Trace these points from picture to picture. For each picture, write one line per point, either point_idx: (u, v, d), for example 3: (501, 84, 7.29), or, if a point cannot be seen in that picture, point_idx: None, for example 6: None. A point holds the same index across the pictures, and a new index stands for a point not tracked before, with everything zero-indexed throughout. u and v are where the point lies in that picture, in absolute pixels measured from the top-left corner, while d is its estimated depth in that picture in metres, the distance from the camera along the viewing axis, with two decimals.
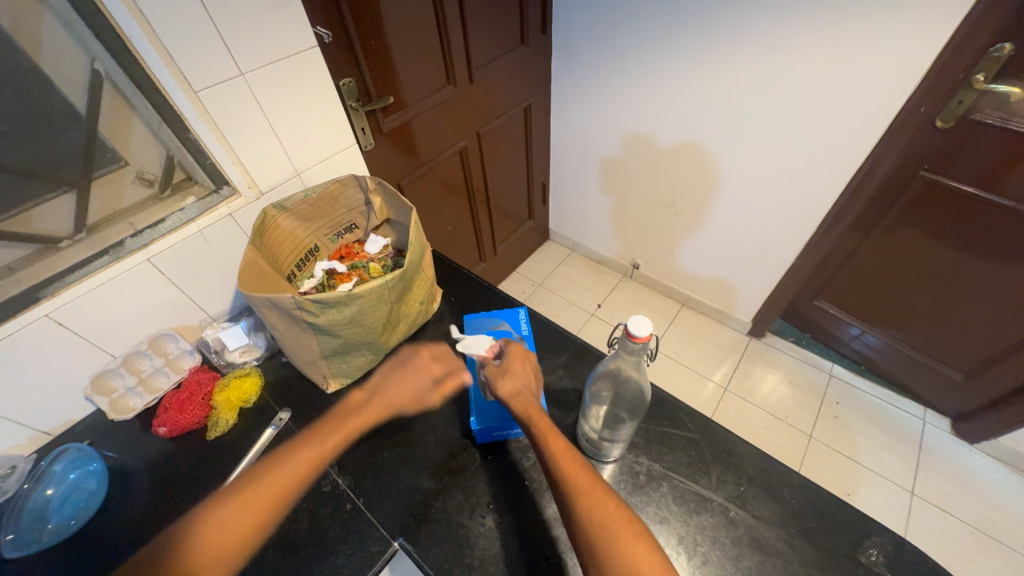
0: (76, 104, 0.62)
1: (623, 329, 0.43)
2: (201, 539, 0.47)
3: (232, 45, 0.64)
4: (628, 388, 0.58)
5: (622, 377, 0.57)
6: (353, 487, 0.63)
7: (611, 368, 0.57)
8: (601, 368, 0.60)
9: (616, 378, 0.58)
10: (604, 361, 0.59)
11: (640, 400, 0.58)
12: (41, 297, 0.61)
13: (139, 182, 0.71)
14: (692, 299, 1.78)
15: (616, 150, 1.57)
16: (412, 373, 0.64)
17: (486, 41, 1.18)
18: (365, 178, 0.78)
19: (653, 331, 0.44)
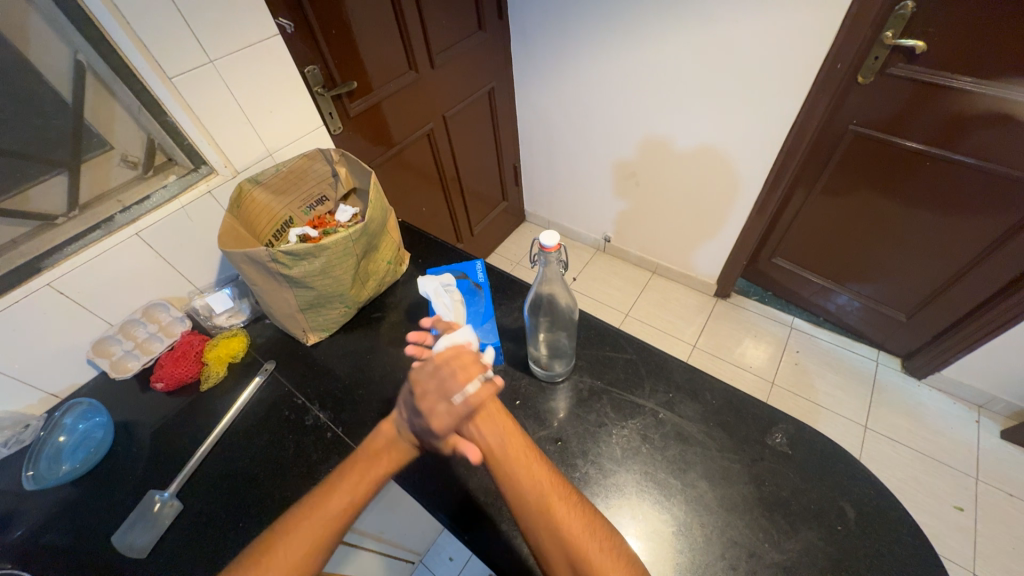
0: (63, 93, 0.69)
1: (537, 244, 0.54)
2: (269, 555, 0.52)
3: (200, 34, 0.71)
4: (560, 310, 0.69)
5: (551, 300, 0.67)
6: (333, 419, 0.71)
7: (546, 293, 0.66)
8: (534, 296, 0.68)
9: (551, 302, 0.67)
10: (535, 289, 0.67)
11: (571, 317, 0.69)
12: (43, 267, 0.68)
13: (124, 164, 0.78)
14: (661, 266, 1.88)
15: (579, 129, 1.66)
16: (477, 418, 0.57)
17: (444, 28, 1.25)
18: (329, 151, 0.87)
19: (561, 241, 0.55)
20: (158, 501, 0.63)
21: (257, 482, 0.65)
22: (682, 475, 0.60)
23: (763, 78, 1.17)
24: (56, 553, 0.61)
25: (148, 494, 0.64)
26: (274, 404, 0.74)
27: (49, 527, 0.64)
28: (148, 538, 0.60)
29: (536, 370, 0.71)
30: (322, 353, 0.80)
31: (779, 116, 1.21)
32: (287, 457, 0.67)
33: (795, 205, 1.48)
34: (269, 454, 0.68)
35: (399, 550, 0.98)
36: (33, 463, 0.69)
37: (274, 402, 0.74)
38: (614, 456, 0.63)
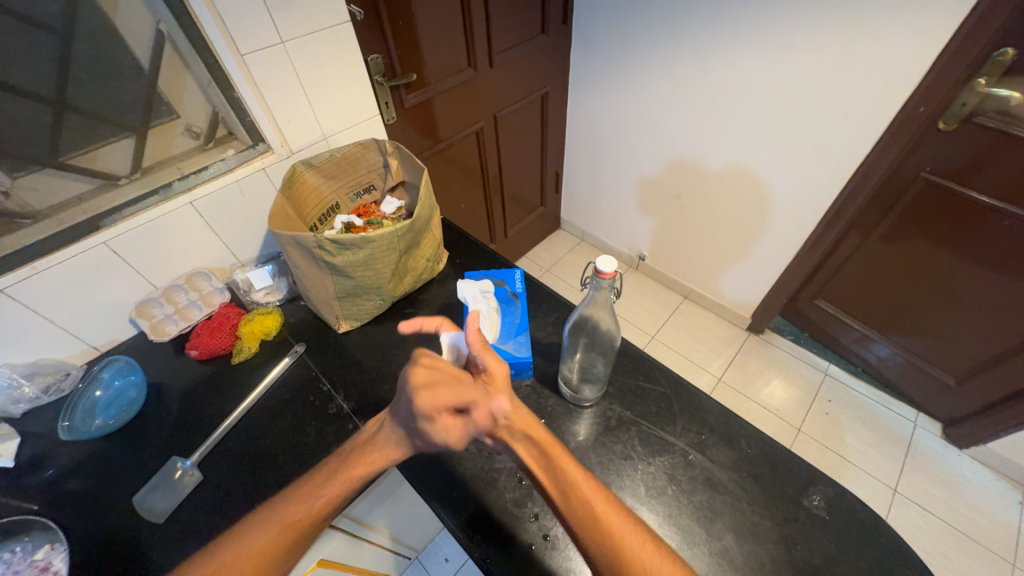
0: (141, 59, 0.70)
1: (593, 268, 0.51)
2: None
3: (276, 16, 0.72)
4: (602, 334, 0.67)
5: (595, 324, 0.64)
6: (357, 411, 0.71)
7: (585, 315, 0.64)
8: (575, 317, 0.67)
9: (591, 326, 0.66)
10: (578, 309, 0.65)
11: (611, 344, 0.67)
12: (101, 226, 0.70)
13: (187, 134, 0.79)
14: (694, 292, 1.82)
15: (627, 143, 1.62)
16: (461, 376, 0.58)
17: (507, 28, 1.25)
18: (383, 142, 0.86)
19: (618, 269, 0.52)
20: (179, 467, 0.65)
21: (276, 465, 0.65)
22: (708, 524, 0.57)
23: (836, 113, 1.10)
24: (79, 507, 0.63)
25: (171, 459, 0.66)
26: (298, 387, 0.74)
27: (76, 476, 0.65)
28: (167, 503, 0.62)
29: (565, 391, 0.69)
30: (352, 343, 0.80)
31: (846, 154, 1.15)
32: (307, 443, 0.67)
33: (847, 248, 1.40)
34: (290, 437, 0.68)
35: (397, 545, 0.98)
36: (70, 414, 0.71)
37: (300, 386, 0.74)
38: (637, 493, 0.60)
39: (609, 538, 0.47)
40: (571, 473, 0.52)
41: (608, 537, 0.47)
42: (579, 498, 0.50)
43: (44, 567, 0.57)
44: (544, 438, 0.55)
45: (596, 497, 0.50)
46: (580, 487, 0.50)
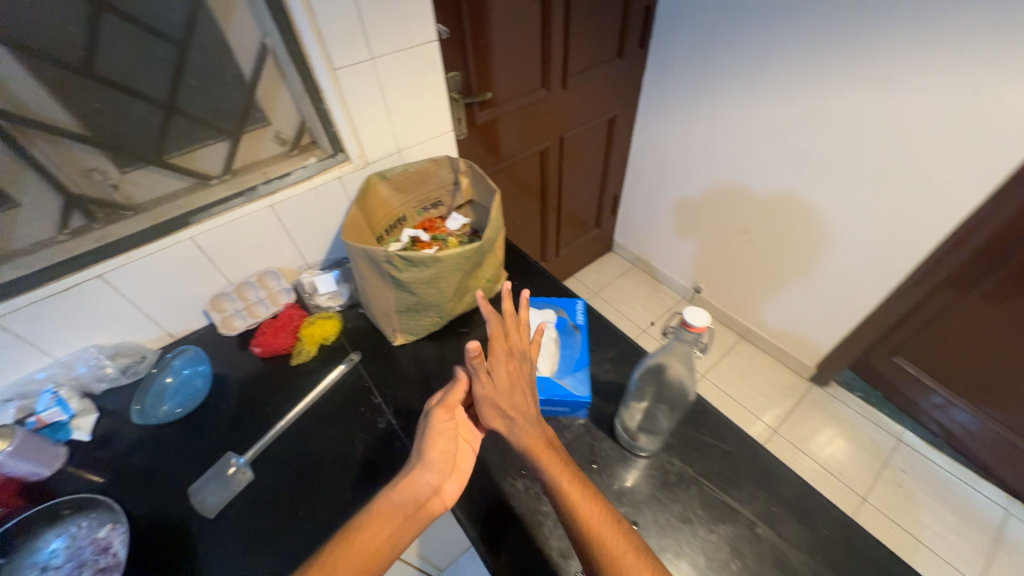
0: (244, 69, 0.74)
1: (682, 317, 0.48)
2: None
3: (370, 33, 0.74)
4: (672, 385, 0.65)
5: (671, 374, 0.62)
6: (404, 429, 0.70)
7: (658, 363, 0.63)
8: (646, 363, 0.65)
9: (661, 376, 0.65)
10: (651, 356, 0.64)
11: (681, 397, 0.65)
12: (191, 222, 0.74)
13: (275, 140, 0.83)
14: (752, 333, 1.70)
15: (692, 172, 1.56)
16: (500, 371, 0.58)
17: (584, 50, 1.24)
18: (457, 160, 0.84)
19: (708, 324, 0.48)
20: (233, 463, 0.66)
21: (322, 474, 0.65)
22: None
23: (940, 160, 0.99)
24: (141, 489, 0.65)
25: (227, 453, 0.68)
26: (350, 396, 0.75)
27: (142, 458, 0.69)
28: (219, 498, 0.63)
29: (620, 429, 0.65)
30: (405, 357, 0.80)
31: (950, 204, 1.03)
32: (354, 456, 0.67)
33: (934, 306, 1.22)
34: (339, 448, 0.68)
35: (424, 563, 0.96)
36: (141, 397, 0.75)
37: (352, 395, 0.75)
38: (696, 564, 0.55)
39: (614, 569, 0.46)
40: (577, 500, 0.50)
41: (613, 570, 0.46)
42: (585, 524, 0.49)
43: (104, 546, 0.59)
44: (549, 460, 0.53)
45: (582, 499, 0.51)
46: (586, 515, 0.49)
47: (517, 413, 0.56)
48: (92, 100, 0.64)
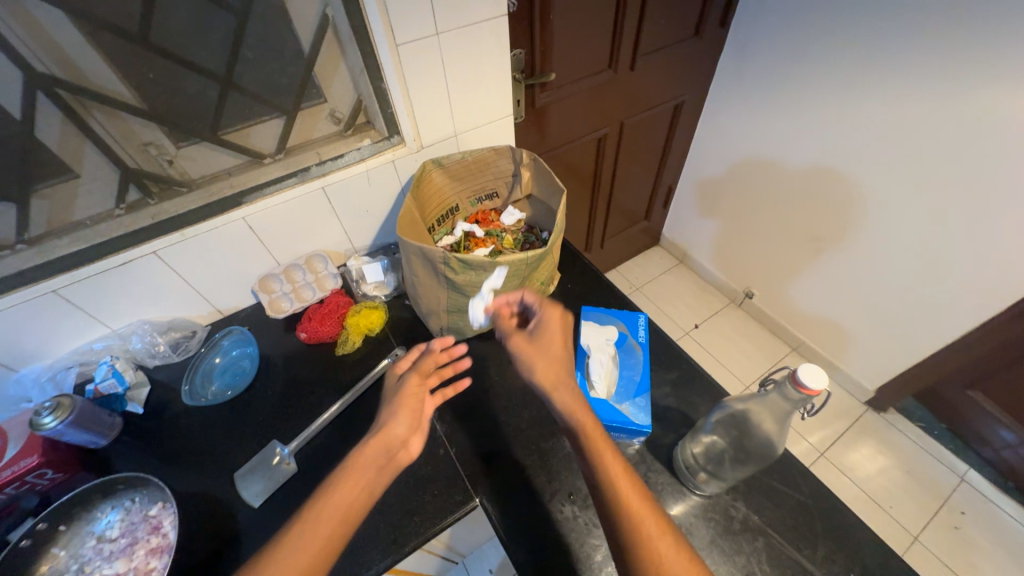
0: (302, 42, 0.69)
1: (797, 373, 0.48)
2: None
3: (436, 4, 0.67)
4: (755, 443, 0.57)
5: (754, 426, 0.56)
6: (449, 436, 0.68)
7: (741, 411, 0.57)
8: (728, 408, 0.59)
9: (743, 425, 0.58)
10: (735, 403, 0.58)
11: (761, 457, 0.57)
12: (243, 202, 0.71)
13: (331, 119, 0.79)
14: (805, 347, 1.57)
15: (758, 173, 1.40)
16: (547, 327, 0.58)
17: (659, 28, 1.11)
18: (520, 151, 0.78)
19: (824, 387, 0.47)
20: (278, 453, 0.66)
21: None
22: None
23: None
24: (190, 470, 0.66)
25: (271, 442, 0.67)
26: None
27: (192, 438, 0.69)
28: (263, 487, 0.63)
29: (679, 458, 0.61)
30: None
31: None
32: None
33: None
34: None
35: (452, 555, 0.96)
36: (191, 377, 0.75)
37: None
38: None
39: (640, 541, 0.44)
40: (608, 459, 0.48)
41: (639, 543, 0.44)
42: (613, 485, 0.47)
43: (156, 525, 0.60)
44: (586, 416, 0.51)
45: (615, 466, 0.48)
46: (616, 478, 0.47)
47: (556, 362, 0.55)
48: (150, 71, 0.61)
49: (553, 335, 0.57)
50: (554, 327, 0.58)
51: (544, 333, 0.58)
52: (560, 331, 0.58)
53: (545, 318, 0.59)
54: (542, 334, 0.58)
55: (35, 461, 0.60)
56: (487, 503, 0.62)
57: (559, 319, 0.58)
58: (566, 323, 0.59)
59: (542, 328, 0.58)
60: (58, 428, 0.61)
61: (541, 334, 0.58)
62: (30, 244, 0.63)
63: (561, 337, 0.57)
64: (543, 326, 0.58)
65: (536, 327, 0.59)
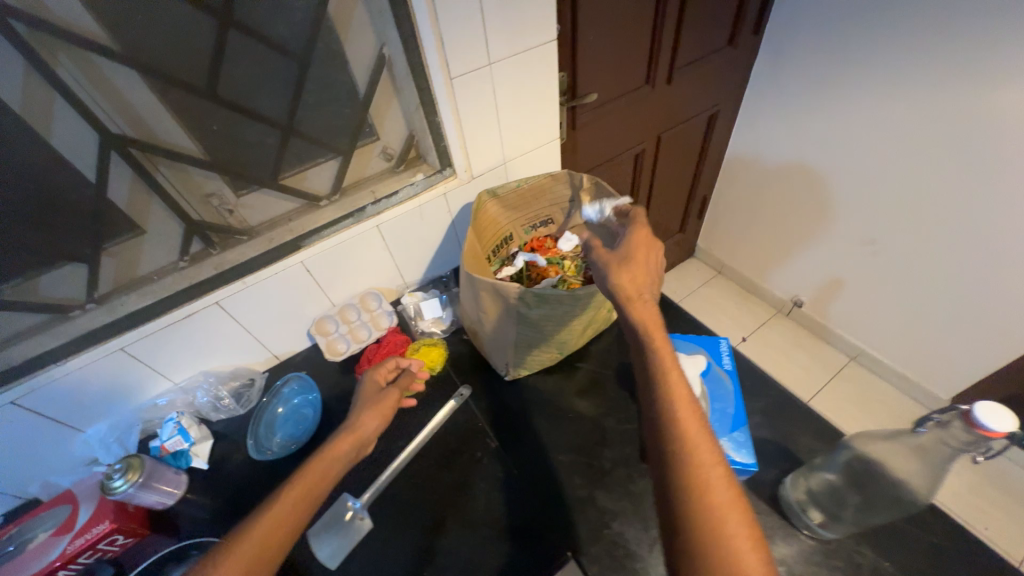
0: (358, 83, 0.69)
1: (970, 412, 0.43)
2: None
3: (490, 36, 0.66)
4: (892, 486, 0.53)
5: (884, 474, 0.52)
6: (529, 481, 0.63)
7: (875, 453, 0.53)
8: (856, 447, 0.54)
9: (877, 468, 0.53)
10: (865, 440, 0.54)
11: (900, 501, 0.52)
12: (303, 245, 0.70)
13: (382, 156, 0.78)
14: (866, 355, 1.49)
15: (803, 178, 1.35)
16: (638, 252, 0.53)
17: (695, 40, 1.09)
18: (578, 176, 0.76)
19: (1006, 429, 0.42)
20: (350, 508, 0.62)
21: (444, 528, 0.60)
22: None
23: None
24: None
25: (341, 495, 0.63)
26: (464, 438, 0.69)
27: (259, 494, 0.66)
28: (338, 548, 0.59)
29: (789, 496, 0.56)
30: (518, 393, 0.73)
31: None
32: (477, 511, 0.61)
33: None
34: (461, 500, 0.63)
35: None
36: (254, 430, 0.73)
37: (467, 436, 0.69)
38: None
39: (687, 457, 0.38)
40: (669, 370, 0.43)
41: (684, 460, 0.38)
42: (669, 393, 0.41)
43: None
44: (655, 326, 0.46)
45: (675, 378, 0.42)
46: (675, 389, 0.42)
47: (641, 280, 0.50)
48: (214, 122, 0.61)
49: (643, 259, 0.52)
50: (648, 252, 0.54)
51: (629, 257, 0.53)
52: (647, 260, 0.53)
53: (637, 243, 0.54)
54: (631, 255, 0.53)
55: (108, 527, 0.58)
56: (571, 549, 0.57)
57: (653, 249, 0.54)
58: (657, 255, 0.54)
59: (630, 250, 0.53)
60: (129, 491, 0.60)
61: (627, 252, 0.53)
62: (99, 303, 0.62)
63: (650, 266, 0.52)
64: (634, 248, 0.53)
65: (625, 249, 0.54)
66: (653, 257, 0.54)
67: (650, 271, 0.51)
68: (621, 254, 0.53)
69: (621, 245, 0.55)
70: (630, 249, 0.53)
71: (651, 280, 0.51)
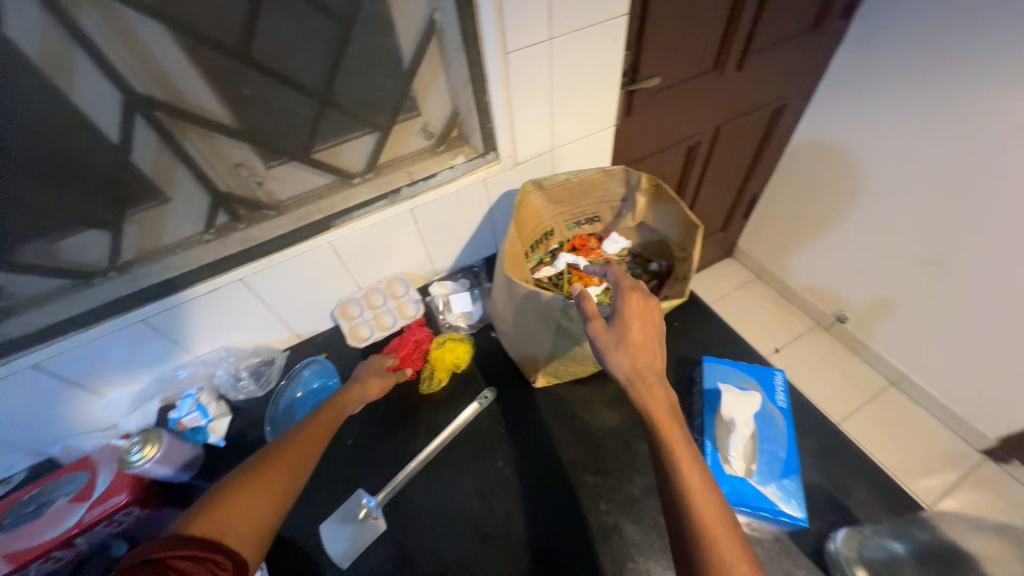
0: (404, 53, 0.62)
1: None
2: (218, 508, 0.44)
3: (554, 5, 0.58)
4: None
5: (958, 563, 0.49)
6: (553, 499, 0.60)
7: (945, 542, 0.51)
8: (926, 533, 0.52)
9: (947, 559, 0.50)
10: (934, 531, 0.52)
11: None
12: (333, 225, 0.66)
13: (422, 134, 0.72)
14: (908, 382, 1.40)
15: (864, 190, 1.23)
16: (636, 319, 0.47)
17: (775, 22, 0.97)
18: (636, 174, 0.69)
19: None
20: (364, 506, 0.60)
21: (460, 539, 0.58)
22: None
23: None
24: None
25: (356, 491, 0.62)
26: (486, 444, 0.65)
27: None
28: (351, 546, 0.58)
29: (836, 548, 0.52)
30: (545, 402, 0.69)
31: None
32: (494, 526, 0.58)
33: None
34: (477, 511, 0.59)
35: None
36: (273, 413, 0.71)
37: (488, 443, 0.65)
38: None
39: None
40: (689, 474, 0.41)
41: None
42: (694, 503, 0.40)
43: None
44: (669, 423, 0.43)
45: (698, 484, 0.41)
46: (697, 498, 0.40)
47: (643, 359, 0.45)
48: (246, 86, 0.55)
49: (642, 328, 0.46)
50: (644, 316, 0.47)
51: (625, 327, 0.46)
52: (647, 326, 0.47)
53: (634, 304, 0.47)
54: (626, 326, 0.46)
55: (124, 499, 0.57)
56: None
57: (650, 309, 0.47)
58: (657, 315, 0.48)
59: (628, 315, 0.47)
60: (145, 466, 0.59)
61: (624, 324, 0.46)
62: (121, 271, 0.60)
63: (653, 333, 0.47)
64: (632, 313, 0.46)
65: (620, 313, 0.47)
66: (652, 319, 0.47)
67: (653, 341, 0.46)
68: (617, 326, 0.46)
69: (616, 307, 0.48)
70: (626, 316, 0.47)
71: (657, 353, 0.46)
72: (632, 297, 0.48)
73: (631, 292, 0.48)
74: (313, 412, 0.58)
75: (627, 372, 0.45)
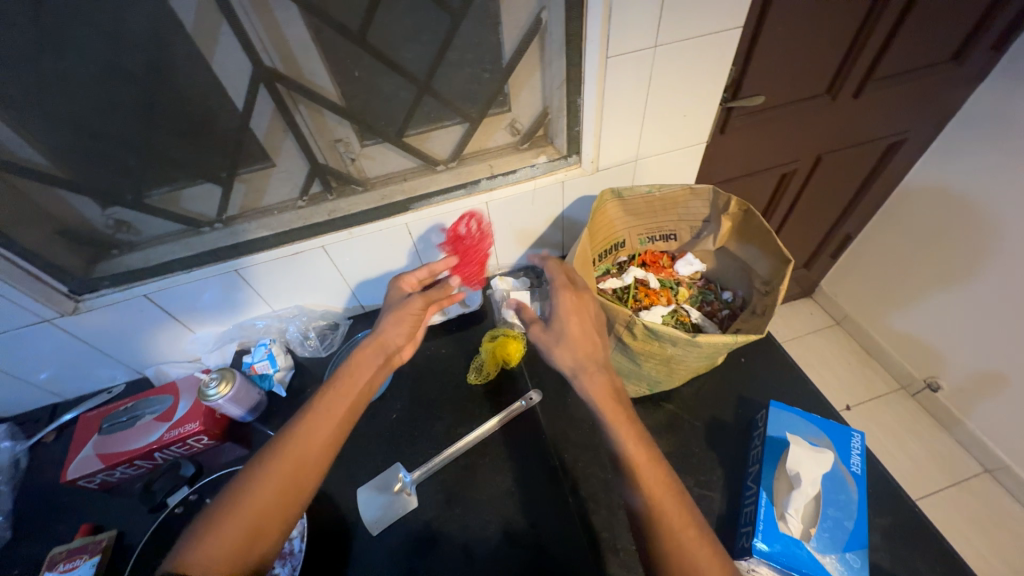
0: (505, 49, 0.63)
1: None
2: (227, 514, 0.47)
3: (666, 13, 0.56)
4: None
5: None
6: (584, 516, 0.59)
7: None
8: None
9: None
10: None
11: None
12: (412, 208, 0.69)
13: (509, 129, 0.72)
14: (1007, 473, 1.21)
15: (993, 249, 1.07)
16: (572, 318, 0.56)
17: (910, 48, 0.87)
18: (723, 196, 0.65)
19: None
20: (400, 480, 0.63)
21: (485, 533, 0.58)
22: None
23: None
24: None
25: (394, 464, 0.65)
26: (524, 445, 0.65)
27: None
28: (382, 517, 0.60)
29: None
30: (589, 414, 0.68)
31: None
32: (520, 529, 0.58)
33: None
34: (506, 510, 0.59)
35: None
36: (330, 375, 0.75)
37: (527, 444, 0.65)
38: None
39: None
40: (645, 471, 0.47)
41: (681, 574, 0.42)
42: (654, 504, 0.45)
43: None
44: (625, 429, 0.49)
45: (651, 474, 0.47)
46: (655, 497, 0.46)
47: (582, 354, 0.54)
48: (357, 68, 0.59)
49: (579, 325, 0.56)
50: (577, 316, 0.56)
51: (565, 329, 0.56)
52: (582, 320, 0.56)
53: (566, 299, 0.57)
54: (561, 323, 0.56)
55: (197, 428, 0.63)
56: None
57: (584, 303, 0.57)
58: (590, 310, 0.57)
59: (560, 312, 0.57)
60: (219, 401, 0.65)
61: (560, 323, 0.56)
62: (225, 225, 0.66)
63: (589, 325, 0.56)
64: (566, 308, 0.56)
65: (554, 311, 0.57)
66: (587, 313, 0.57)
67: (589, 334, 0.55)
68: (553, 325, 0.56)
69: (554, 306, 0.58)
70: (562, 315, 0.56)
71: (595, 341, 0.55)
72: (564, 292, 0.58)
73: (563, 288, 0.58)
74: (308, 412, 0.54)
75: (572, 364, 0.54)
